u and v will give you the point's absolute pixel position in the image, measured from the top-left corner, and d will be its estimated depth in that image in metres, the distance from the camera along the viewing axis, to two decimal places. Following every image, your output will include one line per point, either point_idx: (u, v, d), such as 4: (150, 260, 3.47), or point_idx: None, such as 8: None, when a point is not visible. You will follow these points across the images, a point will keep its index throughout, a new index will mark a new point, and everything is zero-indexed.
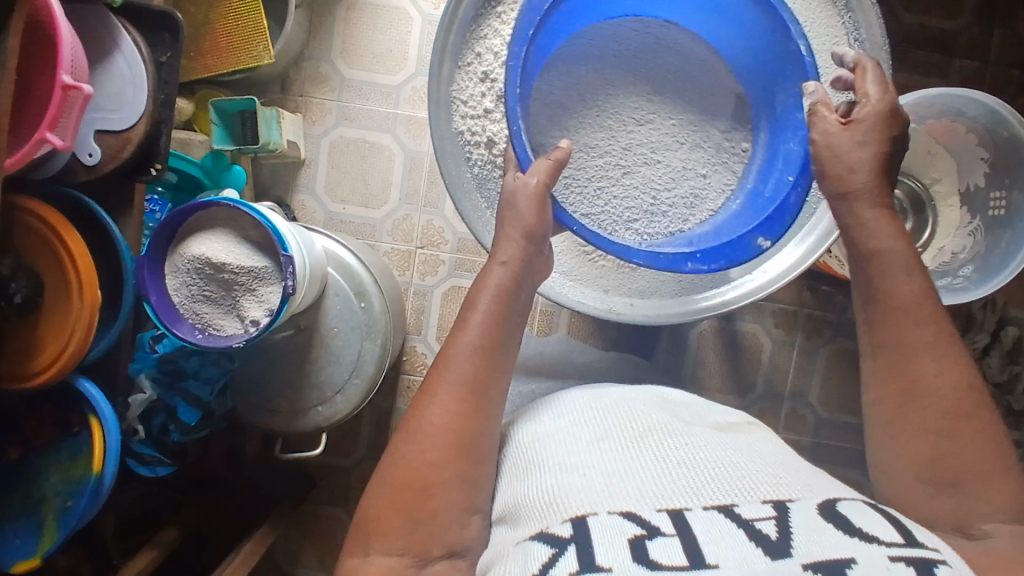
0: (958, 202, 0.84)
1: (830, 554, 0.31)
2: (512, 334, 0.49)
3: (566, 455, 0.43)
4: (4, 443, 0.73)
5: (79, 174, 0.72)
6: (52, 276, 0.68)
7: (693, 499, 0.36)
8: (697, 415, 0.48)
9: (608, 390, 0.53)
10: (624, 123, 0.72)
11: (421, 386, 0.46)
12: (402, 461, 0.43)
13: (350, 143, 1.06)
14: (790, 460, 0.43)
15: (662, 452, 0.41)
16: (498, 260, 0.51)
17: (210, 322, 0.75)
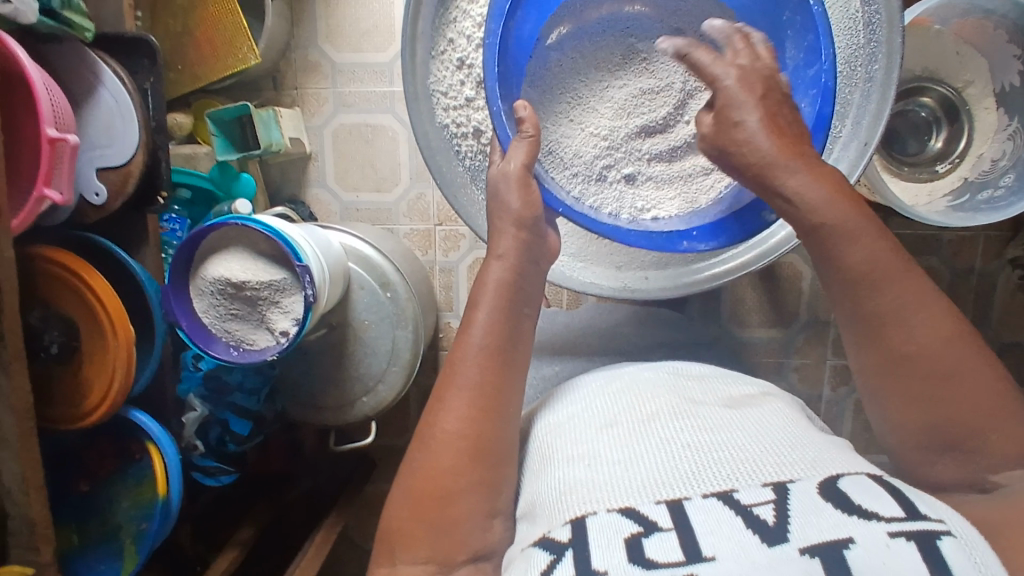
0: (994, 103, 0.76)
1: (828, 537, 0.32)
2: (515, 323, 0.52)
3: (574, 446, 0.45)
4: (74, 476, 0.78)
5: (89, 215, 0.73)
6: (84, 319, 0.71)
7: (694, 486, 0.37)
8: (708, 389, 0.50)
9: (621, 371, 0.54)
10: (621, 88, 0.62)
11: (433, 394, 0.49)
12: (420, 471, 0.45)
13: (352, 129, 1.04)
14: (799, 429, 0.43)
15: (667, 439, 0.41)
16: (495, 254, 0.55)
17: (242, 338, 0.76)
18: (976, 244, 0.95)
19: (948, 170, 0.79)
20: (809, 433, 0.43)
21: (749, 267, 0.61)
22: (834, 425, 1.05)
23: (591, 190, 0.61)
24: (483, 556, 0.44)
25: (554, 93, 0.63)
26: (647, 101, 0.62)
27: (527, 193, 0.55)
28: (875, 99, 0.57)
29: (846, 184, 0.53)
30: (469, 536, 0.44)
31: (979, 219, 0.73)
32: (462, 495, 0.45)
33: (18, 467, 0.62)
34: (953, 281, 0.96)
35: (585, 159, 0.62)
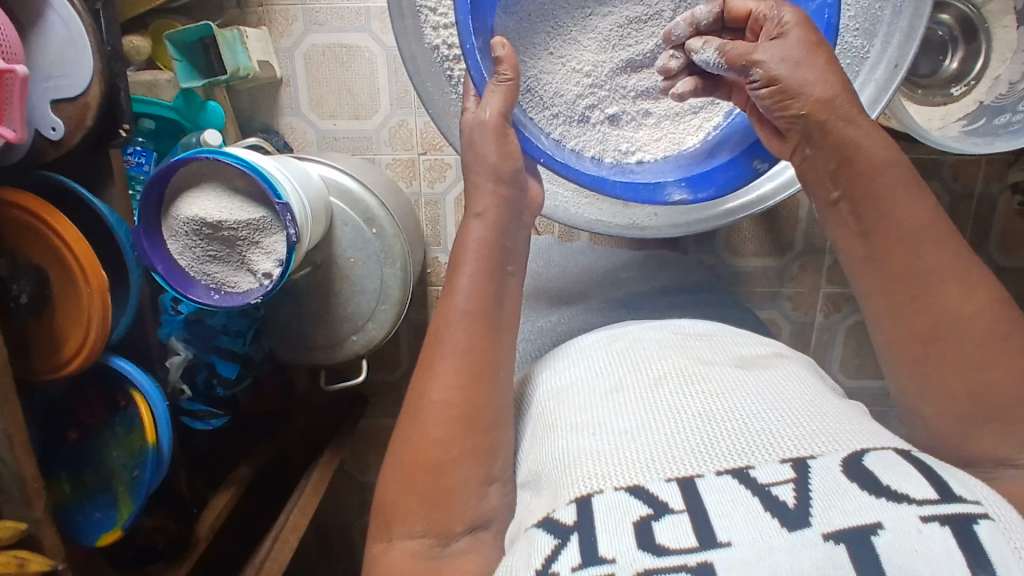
0: (1014, 22, 0.72)
1: (854, 522, 0.35)
2: (499, 284, 0.55)
3: (586, 415, 0.48)
4: (63, 426, 0.77)
5: (48, 153, 0.67)
6: (53, 267, 0.67)
7: (707, 463, 0.40)
8: (719, 350, 0.54)
9: (631, 334, 0.58)
10: (605, 17, 0.62)
11: (422, 361, 0.52)
12: (409, 443, 0.49)
13: (325, 50, 0.96)
14: (815, 400, 0.47)
15: (678, 405, 0.45)
16: (474, 212, 0.57)
17: (222, 280, 0.72)
18: (977, 166, 0.93)
19: (963, 93, 0.75)
20: (821, 403, 0.47)
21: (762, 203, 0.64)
22: (824, 351, 1.06)
23: (575, 131, 0.64)
24: (480, 525, 0.48)
25: (533, 25, 0.62)
26: (632, 31, 0.62)
27: (501, 145, 0.57)
28: (907, 15, 0.54)
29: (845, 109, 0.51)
30: (467, 507, 0.48)
31: (996, 145, 0.70)
32: (456, 466, 0.48)
33: (3, 426, 0.60)
34: (953, 205, 0.94)
35: (568, 98, 0.64)
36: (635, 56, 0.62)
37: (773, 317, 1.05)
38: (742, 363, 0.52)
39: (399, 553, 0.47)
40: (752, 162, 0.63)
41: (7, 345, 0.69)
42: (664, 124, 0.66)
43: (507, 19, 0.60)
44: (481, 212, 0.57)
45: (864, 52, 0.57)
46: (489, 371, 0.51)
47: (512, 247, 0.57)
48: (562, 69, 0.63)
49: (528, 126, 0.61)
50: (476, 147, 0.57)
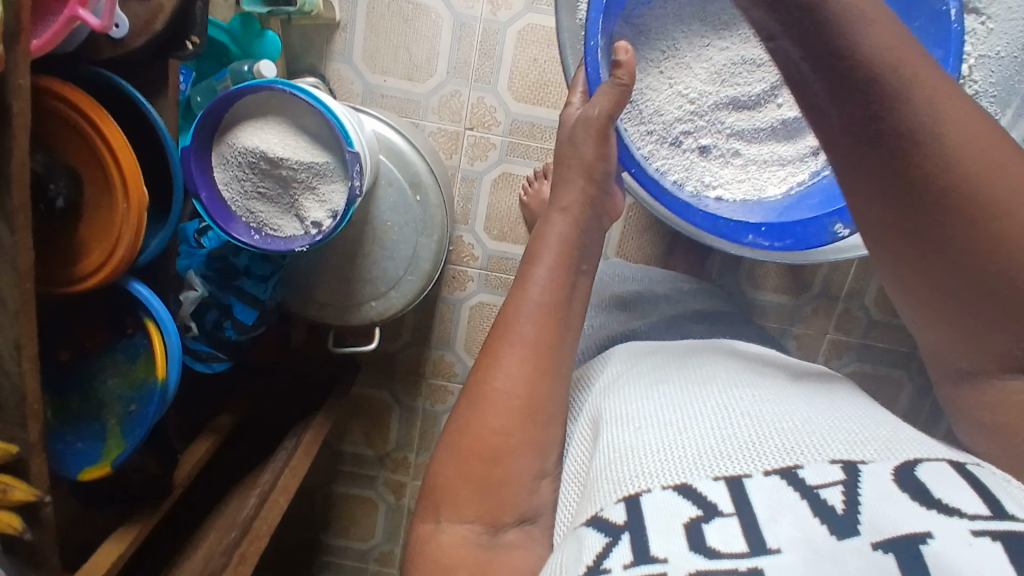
0: None
1: (901, 530, 0.35)
2: (572, 283, 0.53)
3: (636, 416, 0.50)
4: (54, 344, 0.70)
5: (104, 49, 0.61)
6: (90, 173, 0.61)
7: (755, 463, 0.42)
8: (771, 366, 0.55)
9: (688, 350, 0.59)
10: (721, 51, 0.64)
11: (488, 343, 0.50)
12: (467, 429, 0.47)
13: (391, 3, 0.93)
14: (867, 410, 0.48)
15: (728, 411, 0.47)
16: (560, 206, 0.56)
17: (266, 222, 0.68)
18: None
19: None
20: (874, 412, 0.47)
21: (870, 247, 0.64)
22: None
23: (665, 154, 0.65)
24: (528, 519, 0.47)
25: (652, 47, 0.64)
26: (742, 71, 0.65)
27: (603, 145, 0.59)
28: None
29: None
30: (519, 498, 0.47)
31: None
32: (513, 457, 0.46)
33: (14, 332, 0.54)
34: None
35: (667, 119, 0.65)
36: (738, 96, 0.65)
37: None
38: (795, 376, 0.54)
39: (448, 537, 0.45)
40: (832, 226, 0.59)
41: None
42: (749, 169, 0.67)
43: (629, 31, 0.62)
44: (566, 207, 0.56)
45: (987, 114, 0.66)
46: (555, 362, 0.49)
47: (587, 246, 0.56)
48: (667, 91, 0.65)
49: (625, 137, 0.62)
50: (578, 144, 0.59)
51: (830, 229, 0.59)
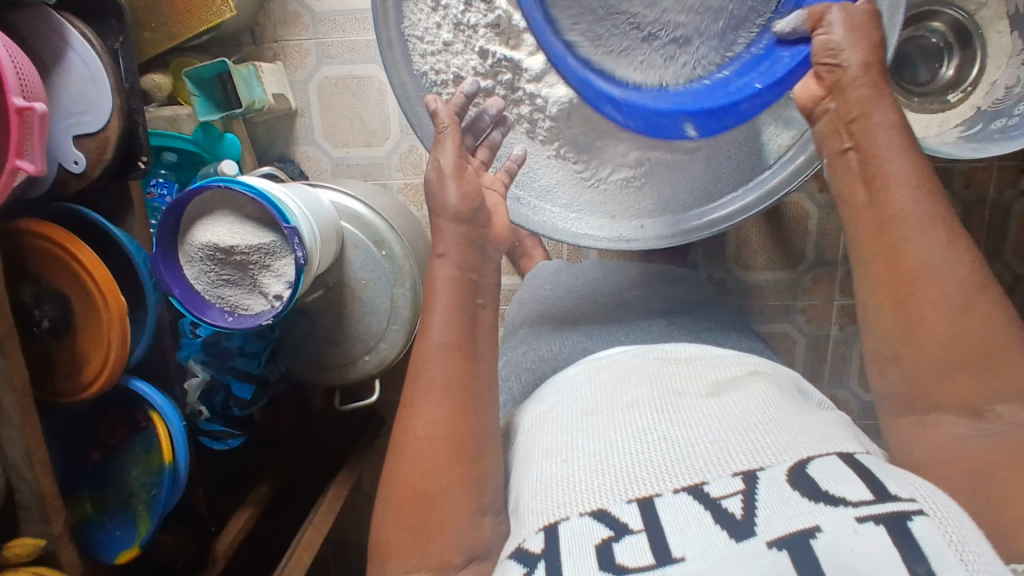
0: (1008, 26, 0.71)
1: (794, 527, 0.31)
2: (471, 319, 0.51)
3: (553, 442, 0.43)
4: (86, 447, 0.79)
5: (71, 184, 0.71)
6: (76, 293, 0.70)
7: (665, 482, 0.36)
8: (691, 368, 0.46)
9: (605, 356, 0.50)
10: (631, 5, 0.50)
11: (404, 401, 0.48)
12: (398, 479, 0.46)
13: (338, 81, 1.00)
14: (790, 414, 0.41)
15: (645, 428, 0.40)
16: (437, 251, 0.52)
17: (236, 303, 0.75)
18: (989, 172, 0.92)
19: (960, 99, 0.74)
20: (795, 417, 0.40)
21: (752, 209, 0.57)
22: (842, 364, 1.04)
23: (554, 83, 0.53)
24: (478, 555, 0.44)
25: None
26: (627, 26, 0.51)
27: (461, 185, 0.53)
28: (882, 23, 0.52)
29: (870, 85, 0.50)
30: (462, 536, 0.44)
31: (991, 150, 0.68)
32: (445, 496, 0.44)
33: (24, 442, 0.62)
34: (965, 213, 0.93)
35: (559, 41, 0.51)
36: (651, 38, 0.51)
37: (787, 330, 1.04)
38: (719, 382, 0.45)
39: None
40: (690, 144, 0.55)
41: (31, 368, 0.72)
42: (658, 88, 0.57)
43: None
44: (444, 253, 0.52)
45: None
46: (475, 396, 0.48)
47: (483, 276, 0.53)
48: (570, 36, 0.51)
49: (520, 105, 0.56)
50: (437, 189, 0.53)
51: (687, 149, 0.56)
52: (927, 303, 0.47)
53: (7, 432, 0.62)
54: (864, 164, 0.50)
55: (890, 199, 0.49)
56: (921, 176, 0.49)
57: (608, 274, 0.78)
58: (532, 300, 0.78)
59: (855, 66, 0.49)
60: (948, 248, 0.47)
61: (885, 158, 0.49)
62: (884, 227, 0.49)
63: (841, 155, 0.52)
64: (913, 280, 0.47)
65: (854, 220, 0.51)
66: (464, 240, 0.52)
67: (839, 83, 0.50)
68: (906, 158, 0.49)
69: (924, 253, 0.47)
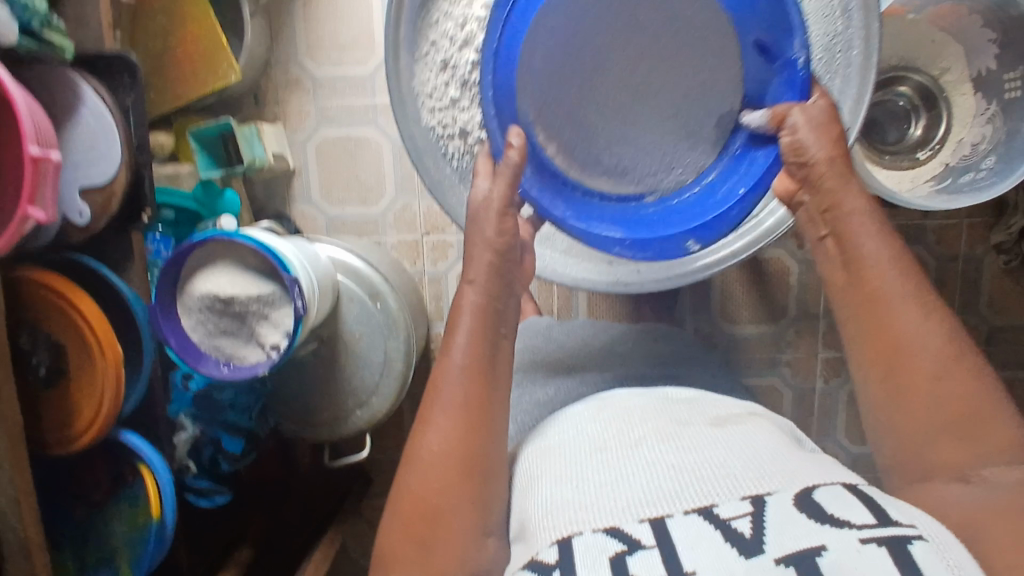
0: (970, 89, 0.77)
1: (802, 543, 0.32)
2: (495, 350, 0.51)
3: (563, 469, 0.43)
4: (68, 503, 0.77)
5: (73, 236, 0.72)
6: (71, 342, 0.70)
7: (675, 503, 0.36)
8: (695, 409, 0.47)
9: (611, 396, 0.51)
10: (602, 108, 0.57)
11: (421, 414, 0.48)
12: (410, 499, 0.45)
13: (335, 142, 1.03)
14: (789, 450, 0.41)
15: (653, 458, 0.40)
16: (468, 280, 0.53)
17: (233, 354, 0.75)
18: (959, 230, 0.97)
19: (929, 156, 0.79)
20: (795, 454, 0.41)
21: (739, 254, 0.61)
22: (829, 416, 1.06)
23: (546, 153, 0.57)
24: None
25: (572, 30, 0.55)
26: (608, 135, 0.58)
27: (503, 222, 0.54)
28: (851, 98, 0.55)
29: (838, 177, 0.53)
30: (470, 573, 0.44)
31: (961, 201, 0.73)
32: (455, 517, 0.44)
33: (12, 491, 0.60)
34: (940, 268, 0.97)
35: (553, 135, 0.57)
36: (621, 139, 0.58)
37: (774, 384, 1.06)
38: (720, 420, 0.45)
39: None
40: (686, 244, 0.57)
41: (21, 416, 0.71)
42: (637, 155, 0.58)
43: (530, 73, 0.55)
44: (473, 279, 0.53)
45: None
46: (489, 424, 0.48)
47: (506, 310, 0.53)
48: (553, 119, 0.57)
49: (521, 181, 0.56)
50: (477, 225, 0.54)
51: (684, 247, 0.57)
52: (916, 373, 0.47)
53: None
54: (840, 248, 0.53)
55: (867, 278, 0.50)
56: (897, 258, 0.50)
57: (599, 328, 0.79)
58: (525, 350, 0.77)
59: (824, 158, 0.52)
60: (926, 322, 0.48)
61: (858, 242, 0.52)
62: (864, 303, 0.50)
63: (820, 242, 0.55)
64: (895, 352, 0.48)
65: (839, 299, 0.52)
66: (483, 265, 0.53)
67: (813, 175, 0.53)
68: (882, 240, 0.51)
69: (908, 322, 0.48)
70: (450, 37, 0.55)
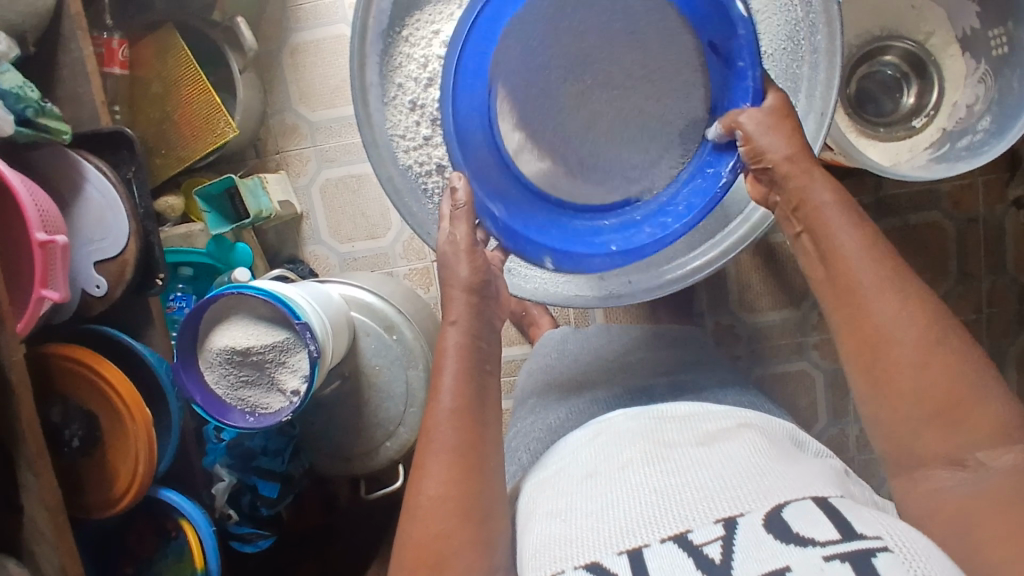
0: (958, 49, 0.75)
1: (764, 568, 0.32)
2: (482, 383, 0.53)
3: (560, 499, 0.43)
4: (119, 562, 0.80)
5: (94, 306, 0.76)
6: (103, 409, 0.73)
7: (655, 530, 0.36)
8: (690, 426, 0.47)
9: (607, 420, 0.51)
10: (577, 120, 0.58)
11: (415, 463, 0.50)
12: (411, 538, 0.46)
13: (338, 182, 1.06)
14: (781, 463, 0.41)
15: (640, 481, 0.40)
16: (449, 321, 0.56)
17: (256, 403, 0.77)
18: (975, 190, 0.94)
19: (925, 124, 0.77)
20: (786, 465, 0.41)
21: (729, 254, 0.60)
22: None
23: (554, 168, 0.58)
24: None
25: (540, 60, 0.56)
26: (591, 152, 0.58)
27: (475, 259, 0.56)
28: (819, 91, 0.55)
29: (802, 173, 0.52)
30: None
31: (959, 167, 0.71)
32: (457, 557, 0.44)
33: (58, 559, 0.64)
34: (960, 231, 0.95)
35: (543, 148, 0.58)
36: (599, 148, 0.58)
37: (803, 369, 1.03)
38: (713, 433, 0.45)
39: None
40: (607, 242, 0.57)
41: (62, 487, 0.75)
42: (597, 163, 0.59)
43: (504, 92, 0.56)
44: (456, 319, 0.56)
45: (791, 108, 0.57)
46: (480, 456, 0.49)
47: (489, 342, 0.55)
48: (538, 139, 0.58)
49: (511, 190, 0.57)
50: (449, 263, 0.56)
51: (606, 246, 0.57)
52: (894, 362, 0.47)
53: (42, 550, 0.64)
54: (816, 241, 0.52)
55: (845, 271, 0.50)
56: (871, 247, 0.50)
57: (612, 336, 0.78)
58: (540, 369, 0.77)
59: (786, 158, 0.52)
60: (902, 310, 0.47)
61: (831, 234, 0.51)
62: (844, 298, 0.49)
63: (796, 238, 0.54)
64: (876, 343, 0.47)
65: (818, 291, 0.52)
66: (471, 307, 0.56)
67: (778, 175, 0.53)
68: (854, 231, 0.50)
69: (882, 311, 0.47)
70: (415, 77, 0.58)
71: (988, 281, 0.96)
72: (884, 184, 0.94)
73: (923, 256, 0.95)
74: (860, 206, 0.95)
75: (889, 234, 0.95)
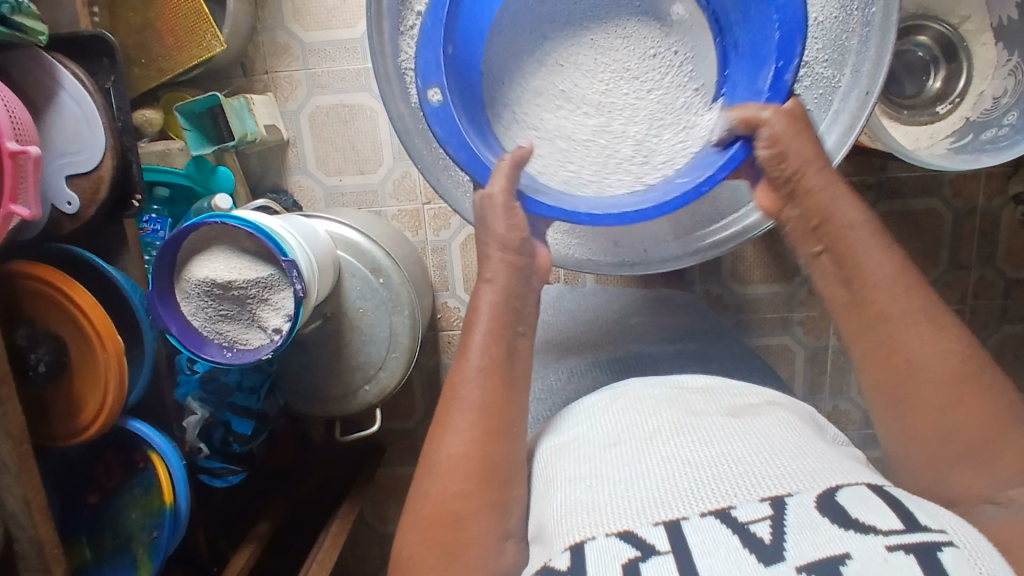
0: (992, 39, 0.73)
1: (823, 553, 0.31)
2: (482, 345, 0.50)
3: (581, 468, 0.42)
4: (82, 490, 0.78)
5: (64, 225, 0.71)
6: (71, 334, 0.69)
7: (692, 505, 0.35)
8: (711, 400, 0.46)
9: (625, 386, 0.50)
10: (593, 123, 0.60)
11: (437, 417, 0.48)
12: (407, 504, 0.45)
13: (328, 111, 1.00)
14: (807, 443, 0.40)
15: (670, 455, 0.39)
16: (486, 278, 0.55)
17: (234, 338, 0.74)
18: (977, 181, 0.93)
19: (949, 111, 0.76)
20: (814, 445, 0.40)
21: (751, 232, 0.61)
22: (841, 374, 1.04)
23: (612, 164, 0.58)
24: None
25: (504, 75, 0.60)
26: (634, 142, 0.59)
27: (512, 215, 0.54)
28: (865, 72, 0.53)
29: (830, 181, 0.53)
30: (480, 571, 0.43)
31: (983, 160, 0.69)
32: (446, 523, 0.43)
33: (20, 490, 0.62)
34: (957, 220, 0.94)
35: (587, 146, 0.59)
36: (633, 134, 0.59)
37: (786, 344, 1.04)
38: (733, 410, 0.44)
39: None
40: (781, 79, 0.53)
41: (25, 412, 0.71)
42: (654, 129, 0.59)
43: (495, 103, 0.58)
44: (490, 278, 0.55)
45: (835, 83, 0.55)
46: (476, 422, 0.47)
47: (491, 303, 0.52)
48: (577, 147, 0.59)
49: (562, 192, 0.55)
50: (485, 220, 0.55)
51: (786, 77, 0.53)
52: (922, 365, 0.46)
53: (3, 480, 0.61)
54: (838, 268, 0.52)
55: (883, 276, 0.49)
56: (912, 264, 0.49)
57: (611, 297, 0.76)
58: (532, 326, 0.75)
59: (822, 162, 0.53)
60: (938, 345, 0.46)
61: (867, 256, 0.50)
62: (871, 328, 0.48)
63: (815, 257, 0.54)
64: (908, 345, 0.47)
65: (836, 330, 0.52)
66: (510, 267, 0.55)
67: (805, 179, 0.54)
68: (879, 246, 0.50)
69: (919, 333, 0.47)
70: None
71: (976, 272, 0.96)
72: (890, 166, 0.93)
73: (917, 242, 0.95)
74: (863, 186, 0.93)
75: (888, 217, 0.94)
